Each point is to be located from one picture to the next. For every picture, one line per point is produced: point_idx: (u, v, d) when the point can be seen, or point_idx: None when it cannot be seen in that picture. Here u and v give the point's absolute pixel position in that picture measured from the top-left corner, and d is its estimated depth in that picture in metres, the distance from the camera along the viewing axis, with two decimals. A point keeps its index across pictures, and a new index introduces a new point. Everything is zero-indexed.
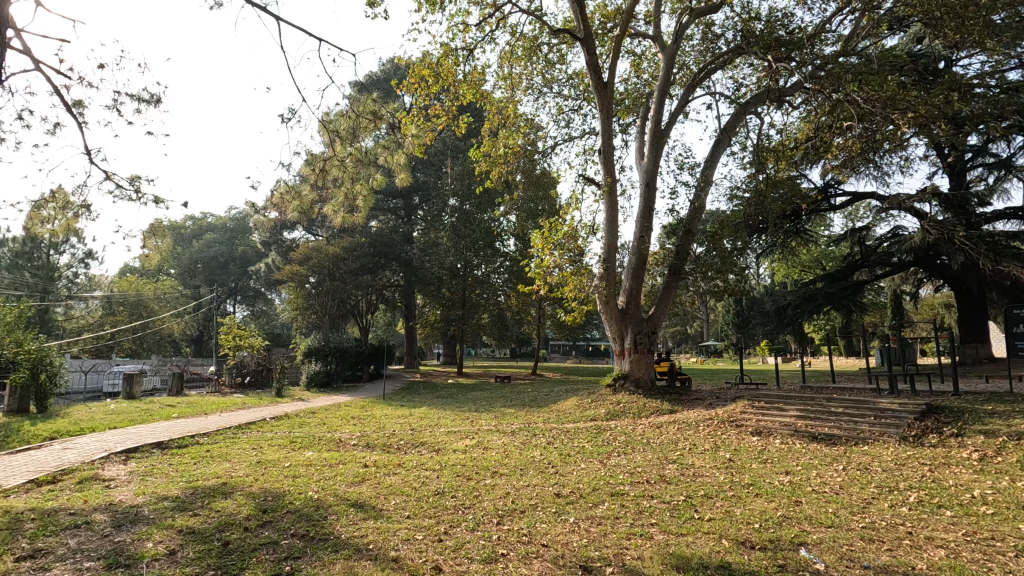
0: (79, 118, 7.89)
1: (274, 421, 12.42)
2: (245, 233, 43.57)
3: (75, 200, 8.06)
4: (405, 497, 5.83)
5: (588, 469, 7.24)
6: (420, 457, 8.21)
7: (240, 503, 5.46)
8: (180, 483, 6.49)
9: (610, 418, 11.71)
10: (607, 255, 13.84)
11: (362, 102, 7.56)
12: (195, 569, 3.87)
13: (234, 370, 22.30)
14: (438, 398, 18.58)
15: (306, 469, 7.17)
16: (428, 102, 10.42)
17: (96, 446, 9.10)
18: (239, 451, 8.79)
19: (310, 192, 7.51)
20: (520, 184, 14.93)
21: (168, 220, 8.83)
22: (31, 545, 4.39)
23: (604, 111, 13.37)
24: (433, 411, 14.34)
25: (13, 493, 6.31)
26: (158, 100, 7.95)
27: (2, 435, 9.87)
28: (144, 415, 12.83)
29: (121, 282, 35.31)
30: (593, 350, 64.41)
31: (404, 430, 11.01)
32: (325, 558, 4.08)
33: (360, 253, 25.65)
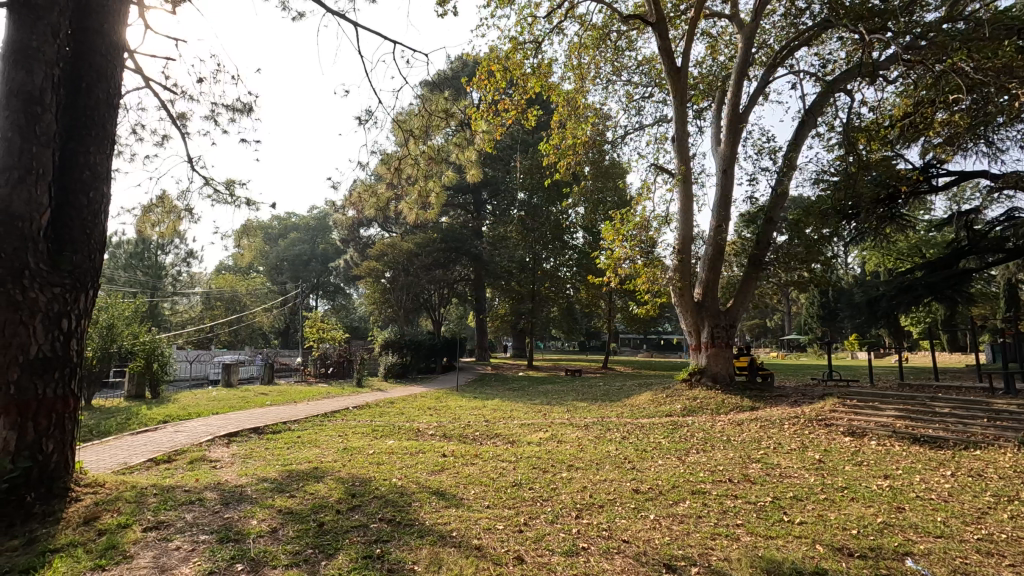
0: (182, 128, 8.59)
1: (357, 410, 13.06)
2: (326, 232, 45.75)
3: (178, 203, 8.81)
4: (484, 487, 5.96)
5: (667, 465, 7.09)
6: (496, 448, 8.36)
7: (332, 486, 5.80)
8: (277, 466, 7.01)
9: (686, 414, 11.41)
10: (682, 246, 13.44)
11: (434, 101, 7.82)
12: (296, 547, 4.14)
13: (318, 361, 23.61)
14: (510, 390, 18.76)
15: (390, 457, 7.50)
16: (498, 97, 10.45)
17: (203, 429, 9.97)
18: (327, 437, 9.33)
19: (386, 190, 7.81)
20: (588, 175, 14.81)
21: (258, 220, 9.49)
22: (155, 517, 4.89)
23: (678, 96, 12.88)
24: (507, 403, 14.54)
25: (137, 470, 7.07)
26: (249, 108, 8.54)
27: (125, 417, 11.06)
28: (241, 402, 13.91)
29: (218, 279, 38.31)
30: (665, 344, 62.87)
31: (479, 421, 11.26)
32: (412, 543, 4.25)
33: (432, 249, 26.27)
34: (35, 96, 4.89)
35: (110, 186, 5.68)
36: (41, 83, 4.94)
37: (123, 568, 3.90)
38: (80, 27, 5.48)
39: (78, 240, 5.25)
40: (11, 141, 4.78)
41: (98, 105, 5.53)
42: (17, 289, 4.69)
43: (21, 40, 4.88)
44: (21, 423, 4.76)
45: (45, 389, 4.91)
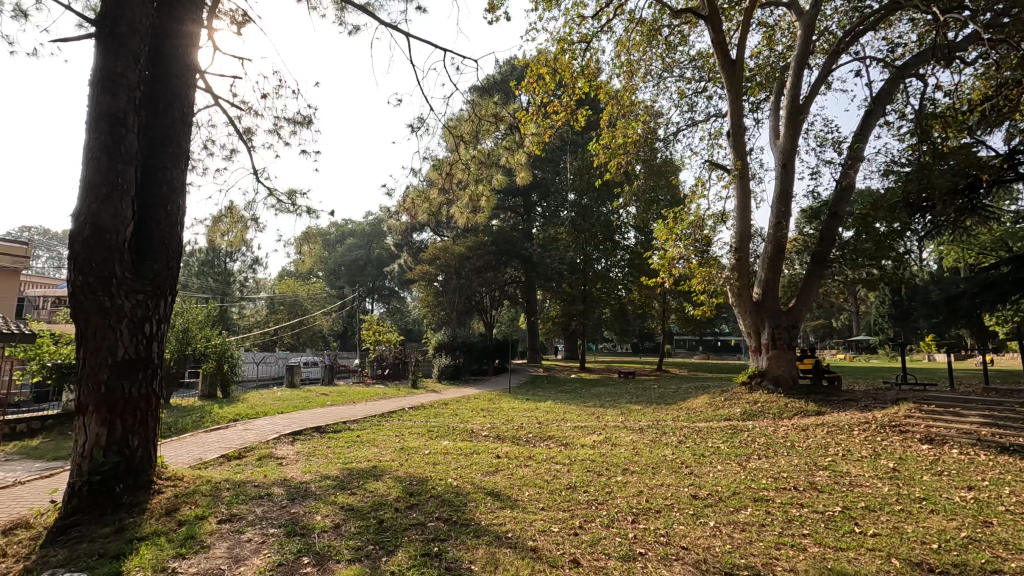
0: (248, 142, 9.10)
1: (412, 411, 13.36)
2: (381, 237, 47.06)
3: (245, 213, 9.31)
4: (538, 489, 5.97)
5: (726, 471, 6.87)
6: (549, 451, 8.35)
7: (390, 485, 5.96)
8: (338, 464, 7.28)
9: (746, 418, 11.01)
10: (739, 244, 13.00)
11: (484, 105, 7.92)
12: (358, 542, 4.29)
13: (375, 363, 24.35)
14: (562, 393, 18.65)
15: (445, 457, 7.64)
16: (547, 99, 10.45)
17: (269, 428, 10.47)
18: (385, 437, 9.61)
19: (438, 195, 7.98)
20: (640, 174, 14.56)
21: (318, 227, 9.90)
22: (228, 510, 5.18)
23: (733, 90, 12.48)
24: (560, 406, 14.49)
25: (211, 465, 7.52)
26: (309, 121, 8.94)
27: (200, 415, 11.77)
28: (304, 402, 14.52)
29: (282, 284, 40.14)
30: (722, 345, 60.92)
31: (532, 423, 11.28)
32: (468, 542, 4.32)
33: (484, 252, 26.54)
34: (119, 117, 5.29)
35: (185, 199, 6.08)
36: (125, 106, 5.34)
37: (201, 557, 4.16)
38: (157, 52, 5.91)
39: (157, 249, 5.65)
40: (99, 160, 5.20)
41: (174, 125, 5.94)
42: (105, 296, 5.13)
43: (107, 67, 5.29)
44: (110, 419, 5.23)
45: (131, 387, 5.31)
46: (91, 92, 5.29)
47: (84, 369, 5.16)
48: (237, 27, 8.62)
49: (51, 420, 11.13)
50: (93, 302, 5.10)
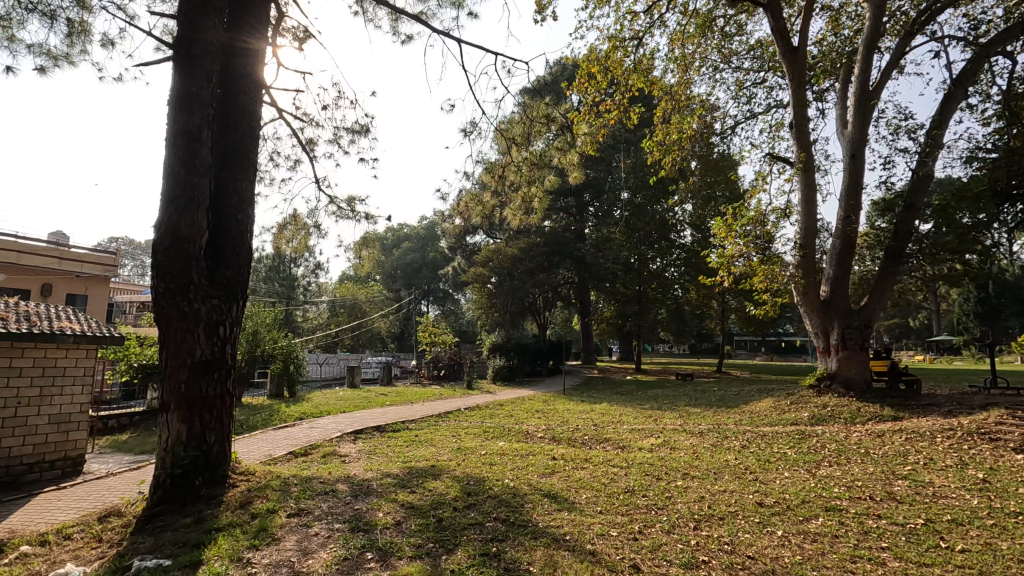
0: (310, 153, 9.51)
1: (468, 411, 13.54)
2: (435, 240, 47.93)
3: (307, 220, 9.72)
4: (596, 492, 5.90)
5: (794, 478, 6.56)
6: (606, 453, 8.25)
7: (448, 484, 6.06)
8: (398, 462, 7.47)
9: (814, 423, 10.47)
10: (804, 240, 12.39)
11: (535, 107, 7.94)
12: (418, 540, 4.38)
13: (431, 364, 24.83)
14: (618, 395, 18.38)
15: (501, 458, 7.69)
16: (598, 98, 10.32)
17: (332, 427, 10.87)
18: (442, 437, 9.80)
19: (491, 198, 8.08)
20: (696, 170, 14.16)
21: (375, 232, 10.21)
22: (297, 504, 5.42)
23: (795, 78, 11.92)
24: (615, 408, 14.28)
25: (279, 462, 7.89)
26: (367, 129, 9.25)
27: (268, 414, 12.38)
28: (364, 402, 15.00)
29: (342, 288, 41.63)
30: (786, 346, 58.36)
31: (588, 425, 11.17)
32: (527, 544, 4.32)
33: (536, 253, 26.55)
34: (195, 134, 5.65)
35: (254, 209, 6.42)
36: (199, 122, 5.70)
37: (273, 548, 4.37)
38: (228, 71, 6.29)
39: (229, 257, 5.99)
40: (178, 174, 5.57)
41: (243, 139, 6.30)
42: (184, 301, 5.48)
43: (184, 87, 5.67)
44: (189, 416, 5.58)
45: (207, 386, 5.66)
46: (169, 111, 5.68)
47: (166, 369, 5.53)
48: (299, 43, 9.02)
49: (137, 416, 12.01)
50: (173, 307, 5.46)
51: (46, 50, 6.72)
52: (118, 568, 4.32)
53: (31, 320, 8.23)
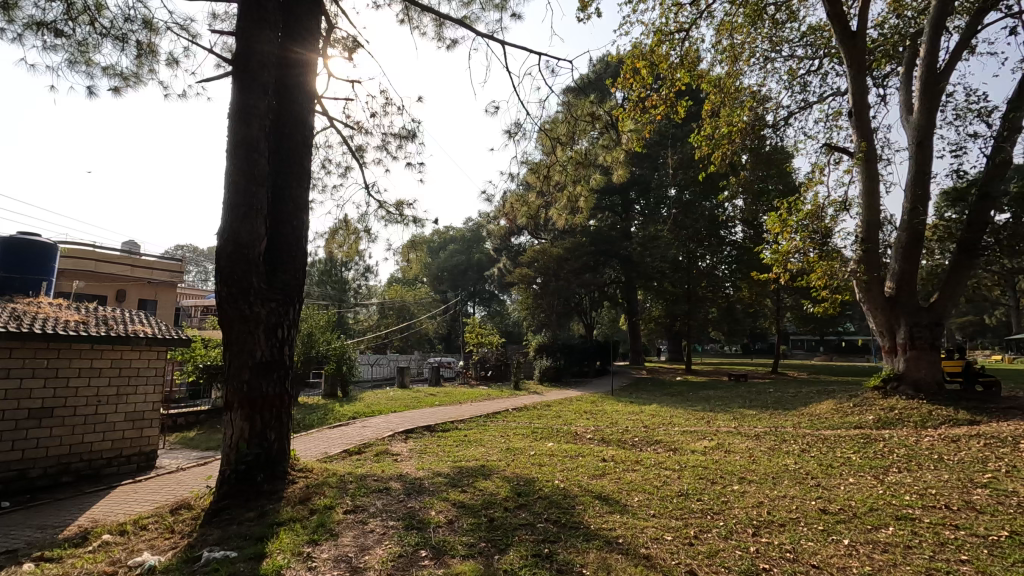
0: (360, 159, 9.79)
1: (516, 412, 13.57)
2: (481, 242, 48.29)
3: (358, 225, 10.00)
4: (648, 495, 5.79)
5: (860, 484, 6.24)
6: (657, 456, 8.08)
7: (499, 484, 6.08)
8: (449, 462, 7.57)
9: (881, 427, 9.93)
10: (866, 233, 11.77)
11: (580, 106, 7.90)
12: (471, 539, 4.41)
13: (479, 364, 25.04)
14: (668, 396, 18.01)
15: (550, 459, 7.66)
16: (644, 94, 10.13)
17: (384, 426, 11.13)
18: (491, 437, 9.86)
19: (536, 198, 8.07)
20: (747, 164, 13.70)
21: (423, 235, 10.39)
22: (353, 501, 5.57)
23: (854, 64, 11.35)
24: (666, 409, 13.98)
25: (335, 459, 8.15)
26: (413, 134, 9.44)
27: (324, 413, 12.80)
28: (415, 402, 15.29)
29: (390, 290, 42.58)
30: (847, 346, 55.64)
31: (638, 427, 10.99)
32: (579, 546, 4.28)
33: (582, 253, 26.36)
34: (253, 144, 5.92)
35: (309, 215, 6.66)
36: (257, 133, 5.97)
37: (331, 544, 4.50)
38: (282, 83, 6.56)
39: (286, 261, 6.24)
40: (238, 184, 5.83)
41: (297, 148, 6.56)
42: (245, 304, 5.74)
43: (242, 100, 5.94)
44: (252, 415, 5.84)
45: (268, 386, 5.90)
46: (229, 123, 5.97)
47: (230, 370, 5.81)
48: (349, 53, 9.31)
49: (203, 414, 12.65)
50: (236, 311, 5.73)
51: (120, 72, 7.19)
52: (189, 558, 4.56)
53: (108, 323, 8.82)
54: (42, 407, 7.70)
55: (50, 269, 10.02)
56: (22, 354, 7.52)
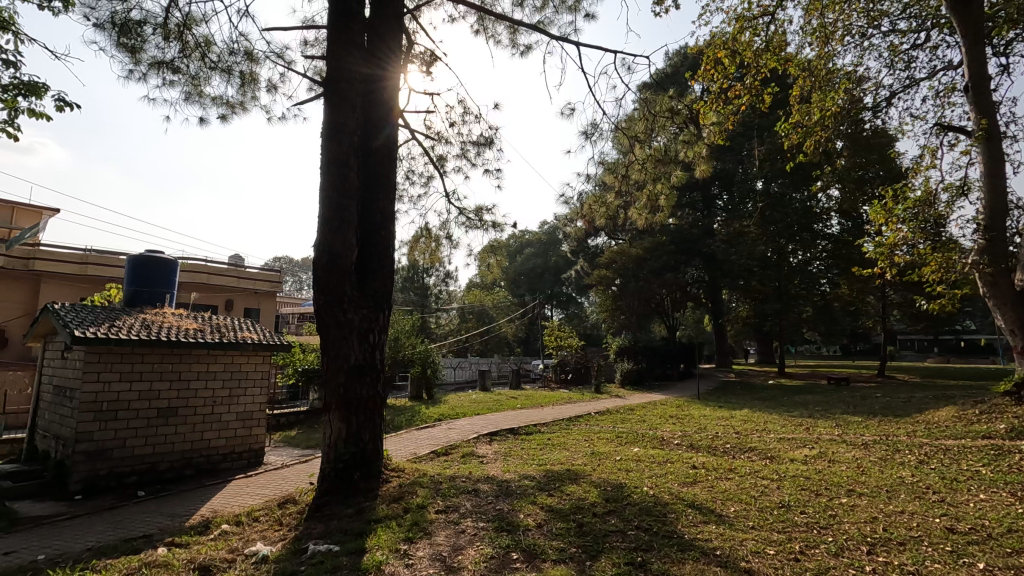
0: (440, 168, 10.11)
1: (599, 416, 13.38)
2: (557, 245, 48.22)
3: (439, 232, 10.31)
4: (745, 505, 5.50)
5: (993, 501, 5.57)
6: (753, 464, 7.65)
7: (587, 489, 6.02)
8: (534, 465, 7.61)
9: (1015, 437, 8.83)
10: (989, 219, 10.53)
11: (658, 102, 7.72)
12: (561, 544, 4.39)
13: (558, 368, 24.97)
14: (760, 401, 17.05)
15: (638, 464, 7.48)
16: (727, 84, 9.66)
17: (469, 428, 11.37)
18: (575, 441, 9.80)
19: (615, 198, 7.97)
20: (843, 151, 12.70)
21: (502, 240, 10.55)
22: (445, 501, 5.74)
23: (969, 33, 10.21)
24: (759, 414, 13.25)
25: (424, 460, 8.42)
26: (491, 140, 9.62)
27: (412, 415, 13.28)
28: (497, 405, 15.49)
29: (470, 295, 43.48)
30: (967, 346, 50.10)
31: (729, 433, 10.49)
32: (674, 556, 4.13)
33: (662, 252, 25.60)
34: (343, 160, 6.26)
35: (395, 225, 6.95)
36: (346, 149, 6.32)
37: (426, 542, 4.66)
38: (368, 99, 6.89)
39: (374, 270, 6.54)
40: (331, 197, 6.20)
41: (383, 161, 6.89)
42: (339, 311, 6.08)
43: (334, 118, 6.32)
44: (348, 416, 6.18)
45: (362, 389, 6.21)
46: (323, 142, 6.37)
47: (327, 373, 6.16)
48: (428, 67, 9.65)
49: (303, 415, 13.54)
50: (331, 317, 6.08)
51: (226, 101, 7.91)
52: (297, 550, 4.89)
53: (222, 331, 9.66)
54: (168, 407, 8.57)
55: (172, 282, 11.11)
56: (150, 359, 8.41)
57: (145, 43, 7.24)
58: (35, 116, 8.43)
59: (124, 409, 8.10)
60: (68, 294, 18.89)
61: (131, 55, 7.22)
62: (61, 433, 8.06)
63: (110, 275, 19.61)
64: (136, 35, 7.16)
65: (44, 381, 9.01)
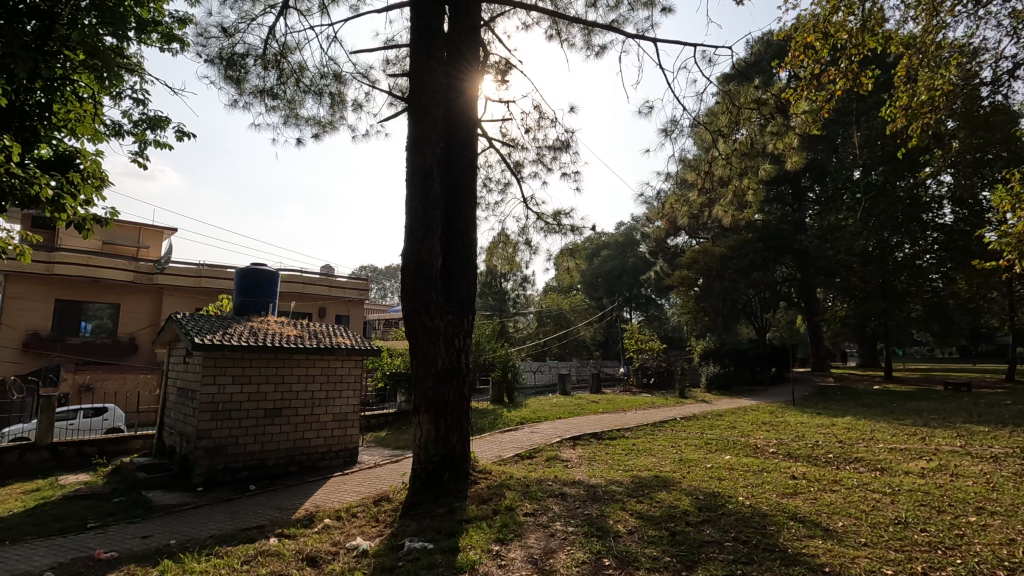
0: (517, 174, 10.24)
1: (686, 421, 12.95)
2: (635, 246, 47.28)
3: (517, 238, 10.44)
4: (856, 520, 5.11)
5: None
6: (860, 475, 7.09)
7: (678, 497, 5.84)
8: (620, 470, 7.49)
9: None
10: None
11: (743, 93, 7.37)
12: (655, 552, 4.30)
13: (640, 372, 24.41)
14: (865, 408, 15.75)
15: (731, 473, 7.16)
16: (819, 69, 9.04)
17: (552, 432, 11.38)
18: (661, 447, 9.54)
19: (698, 195, 7.76)
20: (957, 132, 11.48)
21: (580, 243, 10.49)
22: (534, 504, 5.77)
23: None
24: (864, 422, 12.27)
25: (510, 463, 8.52)
26: (567, 143, 9.63)
27: (495, 418, 13.49)
28: (578, 409, 15.40)
29: (548, 299, 43.59)
30: None
31: (830, 442, 9.80)
32: (777, 570, 3.92)
33: (749, 251, 24.37)
34: (427, 171, 6.51)
35: (477, 232, 7.11)
36: (430, 161, 6.57)
37: (518, 544, 4.72)
38: (448, 113, 7.14)
39: (458, 276, 6.74)
40: (416, 207, 6.47)
41: (463, 170, 7.09)
42: (427, 317, 6.32)
43: (417, 132, 6.60)
44: (436, 418, 6.39)
45: (449, 392, 6.40)
46: (408, 155, 6.66)
47: (417, 376, 6.41)
48: (502, 76, 9.86)
49: (392, 416, 14.15)
50: (420, 322, 6.33)
51: (319, 121, 8.48)
52: (394, 546, 5.12)
53: (319, 337, 10.31)
54: (274, 408, 9.26)
55: (274, 292, 11.98)
56: (258, 363, 9.13)
57: (247, 74, 7.92)
58: (159, 145, 9.50)
59: (236, 409, 8.85)
60: (186, 304, 20.95)
61: (236, 86, 7.92)
62: (185, 430, 8.95)
63: (220, 286, 21.49)
64: (240, 67, 7.85)
65: (169, 383, 10.04)
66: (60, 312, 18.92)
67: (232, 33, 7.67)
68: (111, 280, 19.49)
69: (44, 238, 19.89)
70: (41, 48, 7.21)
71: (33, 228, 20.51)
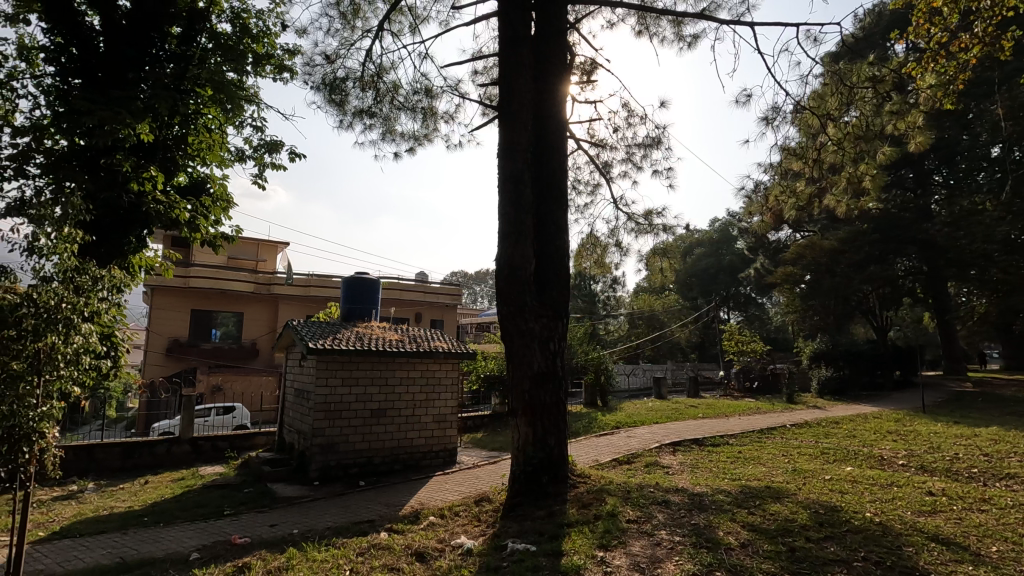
0: (606, 174, 10.09)
1: (797, 428, 12.04)
2: (731, 243, 44.89)
3: (608, 240, 10.28)
4: (1013, 546, 4.48)
5: None
6: (1014, 494, 6.20)
7: (794, 510, 5.43)
8: (726, 479, 7.10)
9: None
10: None
11: (856, 71, 6.76)
12: (772, 568, 4.03)
13: (742, 375, 23.08)
14: (1015, 416, 13.78)
15: (853, 486, 6.56)
16: (945, 37, 8.07)
17: (649, 437, 11.05)
18: (771, 455, 8.94)
19: (806, 185, 7.21)
20: None
21: (674, 241, 10.12)
22: (637, 511, 5.61)
23: None
24: (1015, 433, 10.76)
25: (608, 468, 8.36)
26: (657, 140, 9.36)
27: (589, 422, 13.35)
28: (676, 413, 14.84)
29: (639, 301, 42.47)
30: None
31: (974, 455, 8.67)
32: None
33: (864, 243, 22.29)
34: (518, 177, 6.60)
35: (569, 236, 7.07)
36: (520, 166, 6.64)
37: (623, 551, 4.62)
38: (537, 119, 7.20)
39: (551, 281, 6.74)
40: (509, 213, 6.57)
41: (553, 174, 7.11)
42: (522, 321, 6.39)
43: (508, 139, 6.70)
44: (534, 421, 6.42)
45: (545, 396, 6.42)
46: (499, 163, 6.79)
47: (513, 380, 6.48)
48: (587, 77, 9.77)
49: (488, 419, 14.44)
50: (514, 326, 6.41)
51: (413, 135, 8.88)
52: (498, 546, 5.21)
53: (418, 341, 10.77)
54: (379, 408, 9.79)
55: (375, 299, 12.64)
56: (365, 366, 9.69)
57: (348, 96, 8.45)
58: (275, 167, 10.42)
59: (345, 409, 9.46)
60: (298, 311, 22.73)
61: (339, 108, 8.49)
62: (302, 427, 9.69)
63: (327, 295, 23.06)
64: (342, 91, 8.39)
65: (287, 385, 10.92)
66: (195, 321, 21.21)
67: (335, 59, 8.23)
68: (235, 290, 21.62)
69: (182, 256, 22.43)
70: (178, 87, 8.31)
71: (173, 247, 23.22)
